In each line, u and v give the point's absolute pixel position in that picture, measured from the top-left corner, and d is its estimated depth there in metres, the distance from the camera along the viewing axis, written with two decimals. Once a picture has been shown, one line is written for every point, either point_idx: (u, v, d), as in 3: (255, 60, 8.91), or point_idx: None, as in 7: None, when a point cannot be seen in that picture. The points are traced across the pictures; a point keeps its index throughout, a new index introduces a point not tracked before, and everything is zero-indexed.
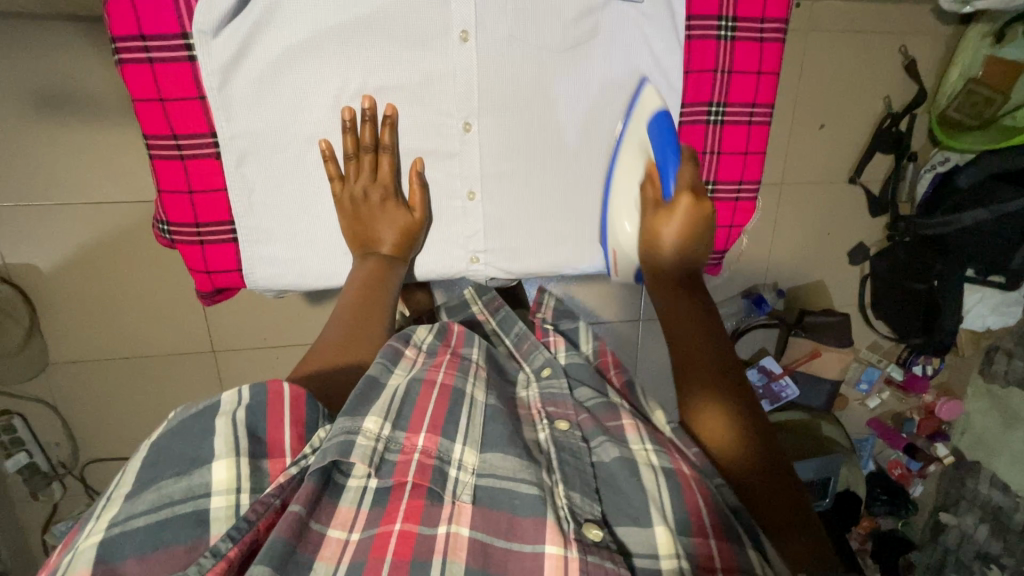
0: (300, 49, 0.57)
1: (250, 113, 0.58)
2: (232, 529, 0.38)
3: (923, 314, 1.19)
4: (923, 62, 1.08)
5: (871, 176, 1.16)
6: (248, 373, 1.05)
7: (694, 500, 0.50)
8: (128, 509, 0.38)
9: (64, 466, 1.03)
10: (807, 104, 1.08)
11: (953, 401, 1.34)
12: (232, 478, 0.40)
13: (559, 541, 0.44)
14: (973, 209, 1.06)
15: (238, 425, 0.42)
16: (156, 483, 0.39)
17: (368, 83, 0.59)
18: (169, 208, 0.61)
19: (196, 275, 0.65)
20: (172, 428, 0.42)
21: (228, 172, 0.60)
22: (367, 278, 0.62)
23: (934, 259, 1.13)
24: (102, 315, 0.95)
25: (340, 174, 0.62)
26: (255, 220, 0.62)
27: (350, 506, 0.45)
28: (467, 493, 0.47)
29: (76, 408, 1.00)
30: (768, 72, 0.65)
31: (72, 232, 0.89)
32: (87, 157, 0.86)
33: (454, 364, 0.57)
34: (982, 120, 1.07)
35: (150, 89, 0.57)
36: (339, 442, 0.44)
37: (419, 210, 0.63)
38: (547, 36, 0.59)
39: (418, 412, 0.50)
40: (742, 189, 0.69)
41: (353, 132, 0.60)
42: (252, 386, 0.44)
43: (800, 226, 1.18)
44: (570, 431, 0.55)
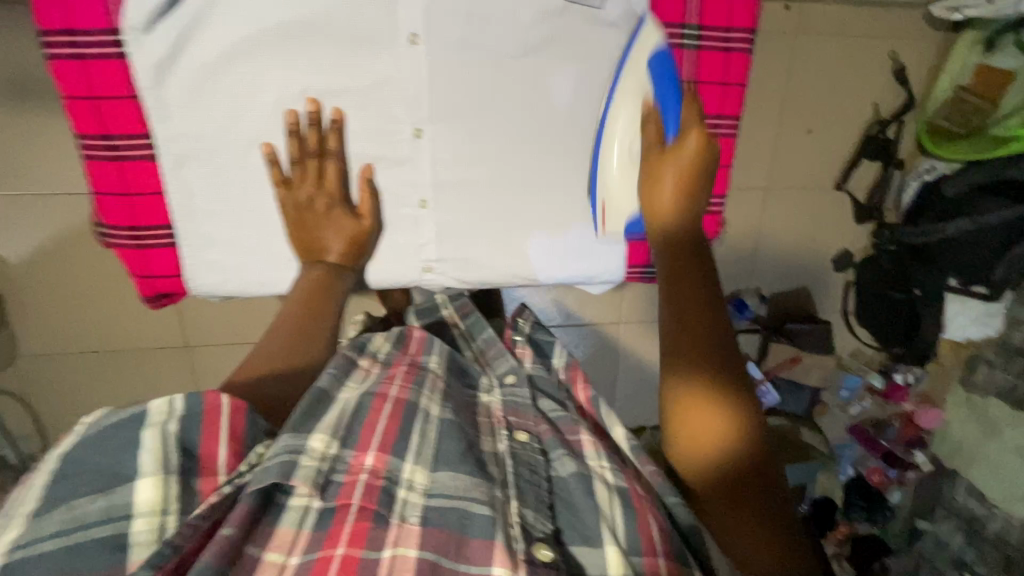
0: (238, 51, 0.57)
1: (189, 114, 0.59)
2: (154, 557, 0.38)
3: (903, 323, 1.18)
4: (914, 68, 1.06)
5: (857, 183, 1.15)
6: (221, 369, 1.04)
7: (647, 526, 0.49)
8: (36, 531, 0.38)
9: (34, 460, 1.03)
10: (792, 109, 1.06)
11: (932, 410, 1.34)
12: (158, 499, 0.41)
13: (507, 566, 0.43)
14: (956, 218, 1.05)
15: (168, 441, 0.43)
16: (67, 503, 0.40)
17: (311, 87, 0.59)
18: (106, 210, 0.63)
19: (137, 279, 0.66)
20: (87, 441, 0.42)
21: (166, 174, 0.61)
22: (312, 286, 0.62)
23: (915, 268, 1.14)
24: (68, 309, 0.94)
25: (285, 179, 0.62)
26: (196, 225, 0.63)
27: (290, 528, 0.44)
28: (415, 515, 0.45)
29: (45, 402, 0.99)
30: (734, 83, 0.67)
31: (37, 224, 0.87)
32: (52, 147, 0.84)
33: (409, 376, 0.55)
34: (970, 128, 1.06)
35: (82, 89, 0.58)
36: (281, 462, 0.43)
37: (367, 217, 0.64)
38: (495, 45, 0.60)
39: (367, 429, 0.49)
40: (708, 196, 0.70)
41: (297, 135, 0.60)
42: (186, 398, 0.45)
43: (784, 232, 1.17)
44: (528, 443, 0.55)
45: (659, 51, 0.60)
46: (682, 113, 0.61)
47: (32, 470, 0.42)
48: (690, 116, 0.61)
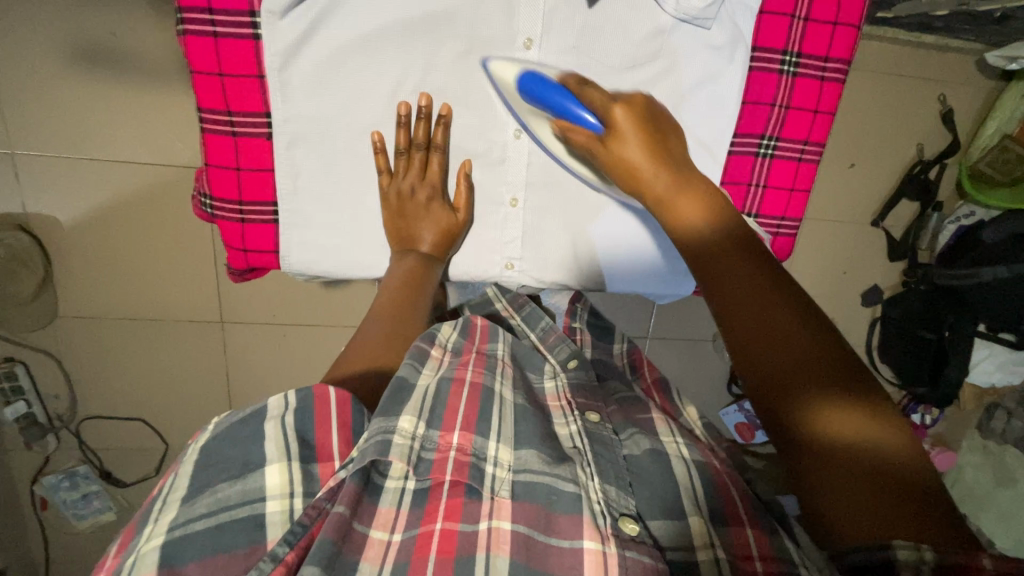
0: (363, 40, 0.56)
1: (307, 96, 0.57)
2: (288, 534, 0.40)
3: (930, 362, 1.19)
4: (961, 113, 1.08)
5: (894, 221, 1.16)
6: (255, 346, 1.04)
7: (726, 488, 0.51)
8: (186, 513, 0.39)
9: (61, 420, 1.03)
10: (840, 142, 1.08)
11: (947, 452, 1.31)
12: (286, 482, 0.42)
13: (597, 537, 0.45)
14: (993, 265, 1.05)
15: (289, 432, 0.44)
16: (210, 487, 0.41)
17: (427, 82, 0.58)
18: (214, 182, 0.60)
19: (231, 251, 0.63)
20: (222, 431, 0.44)
21: (277, 154, 0.59)
22: (405, 276, 0.62)
23: (947, 311, 1.14)
24: (115, 274, 0.95)
25: (389, 169, 0.61)
26: (297, 205, 0.61)
27: (390, 507, 0.47)
28: (505, 489, 0.48)
29: (82, 362, 1.00)
30: (825, 113, 0.61)
31: (96, 188, 0.89)
32: (120, 115, 0.85)
33: (480, 361, 0.58)
34: (1012, 178, 1.06)
35: (211, 62, 0.56)
36: (376, 441, 0.45)
37: (462, 211, 0.63)
38: (611, 54, 0.57)
39: (450, 410, 0.52)
40: (783, 225, 0.64)
41: (407, 128, 0.59)
42: (297, 390, 0.46)
43: (818, 262, 1.18)
44: (600, 423, 0.57)
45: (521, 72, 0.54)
46: (572, 90, 0.53)
47: (178, 457, 0.44)
48: (581, 88, 0.53)
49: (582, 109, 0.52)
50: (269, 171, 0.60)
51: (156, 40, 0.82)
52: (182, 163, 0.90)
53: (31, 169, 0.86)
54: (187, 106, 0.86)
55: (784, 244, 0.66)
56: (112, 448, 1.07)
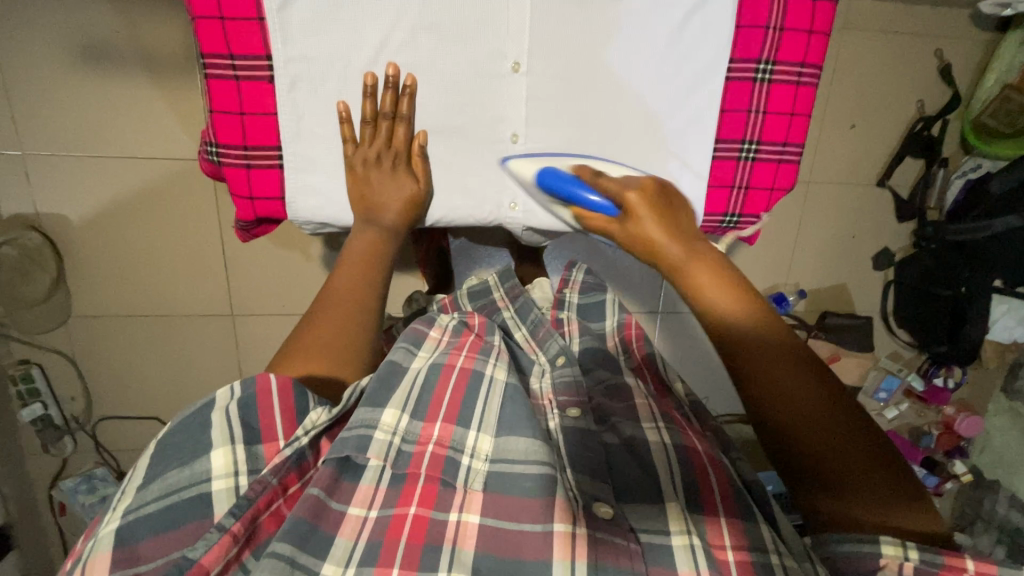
0: None
1: (307, 36, 0.57)
2: (233, 507, 0.45)
3: (947, 323, 1.17)
4: (958, 67, 1.08)
5: (899, 181, 1.15)
6: (267, 338, 1.05)
7: (706, 478, 0.56)
8: (139, 499, 0.44)
9: (76, 422, 1.03)
10: (839, 100, 1.07)
11: (973, 418, 1.30)
12: (230, 462, 0.47)
13: (566, 520, 0.49)
14: (1003, 215, 1.04)
15: (232, 419, 0.48)
16: (160, 475, 0.45)
17: (424, 16, 0.57)
18: (218, 128, 0.59)
19: (238, 202, 0.62)
20: (174, 425, 0.48)
21: (280, 97, 0.58)
22: (367, 248, 0.63)
23: (963, 266, 1.12)
24: (125, 271, 0.96)
25: (354, 139, 0.61)
26: (301, 147, 0.61)
27: (370, 484, 0.52)
28: (479, 482, 0.53)
29: (97, 362, 1.01)
30: (820, 31, 0.60)
31: (105, 184, 0.90)
32: (127, 112, 0.87)
33: (475, 347, 0.64)
34: (1016, 128, 1.05)
35: (212, 6, 0.55)
36: (358, 436, 0.51)
37: (422, 182, 0.63)
38: None
39: (435, 400, 0.58)
40: (787, 150, 0.63)
41: (373, 99, 0.59)
42: (244, 382, 0.50)
43: (826, 228, 1.17)
44: (580, 418, 0.60)
45: (542, 169, 0.57)
46: (584, 183, 0.54)
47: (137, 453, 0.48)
48: (597, 180, 0.55)
49: (590, 193, 0.53)
50: (272, 116, 0.59)
51: (160, 34, 0.84)
52: (187, 156, 0.91)
53: (41, 168, 0.88)
54: (191, 97, 0.88)
55: (788, 171, 0.65)
56: (130, 447, 1.08)
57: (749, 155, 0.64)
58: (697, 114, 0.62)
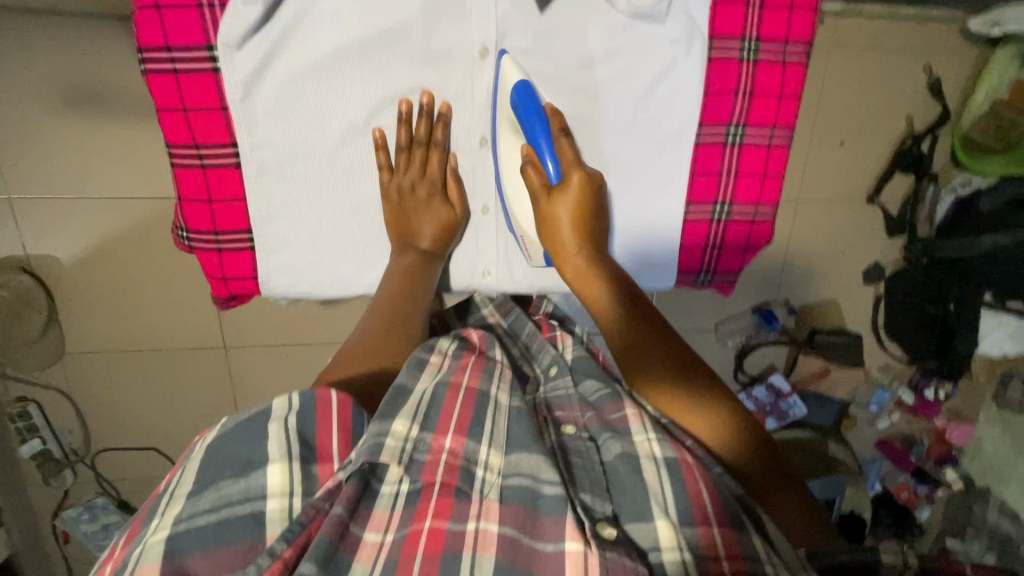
0: (323, 65, 0.61)
1: (272, 124, 0.63)
2: (287, 532, 0.42)
3: (938, 337, 1.19)
4: (948, 82, 1.06)
5: (890, 196, 1.14)
6: (261, 368, 1.06)
7: (695, 484, 0.50)
8: (191, 508, 0.42)
9: (76, 454, 1.06)
10: (828, 119, 1.06)
11: (964, 427, 1.34)
12: (285, 482, 0.44)
13: (579, 539, 0.45)
14: (993, 233, 1.07)
15: (290, 432, 0.46)
16: (215, 485, 0.43)
17: (392, 92, 0.63)
18: (188, 215, 0.66)
19: (213, 281, 0.69)
20: (223, 433, 0.46)
21: (247, 180, 0.64)
22: (405, 270, 0.66)
23: (951, 283, 1.14)
24: (117, 308, 0.97)
25: (390, 164, 0.66)
26: (273, 228, 0.66)
27: (384, 510, 0.47)
28: (493, 492, 0.49)
29: (95, 396, 1.02)
30: (790, 95, 0.65)
31: (92, 225, 0.91)
32: (111, 153, 0.87)
33: (479, 364, 0.59)
34: (1006, 143, 1.07)
35: (174, 100, 0.61)
36: (369, 445, 0.47)
37: (459, 208, 0.69)
38: (566, 57, 0.63)
39: (445, 414, 0.53)
40: (758, 211, 0.70)
41: (409, 124, 0.64)
42: (302, 392, 0.48)
43: (816, 244, 1.17)
44: (576, 435, 0.57)
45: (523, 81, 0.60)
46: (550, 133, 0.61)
47: (185, 454, 0.46)
48: (557, 138, 0.62)
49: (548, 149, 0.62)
50: (240, 200, 0.65)
51: (139, 75, 0.84)
52: (172, 195, 0.91)
53: (29, 212, 0.88)
54: None
55: (761, 229, 0.71)
56: (130, 477, 1.10)
57: (723, 216, 0.70)
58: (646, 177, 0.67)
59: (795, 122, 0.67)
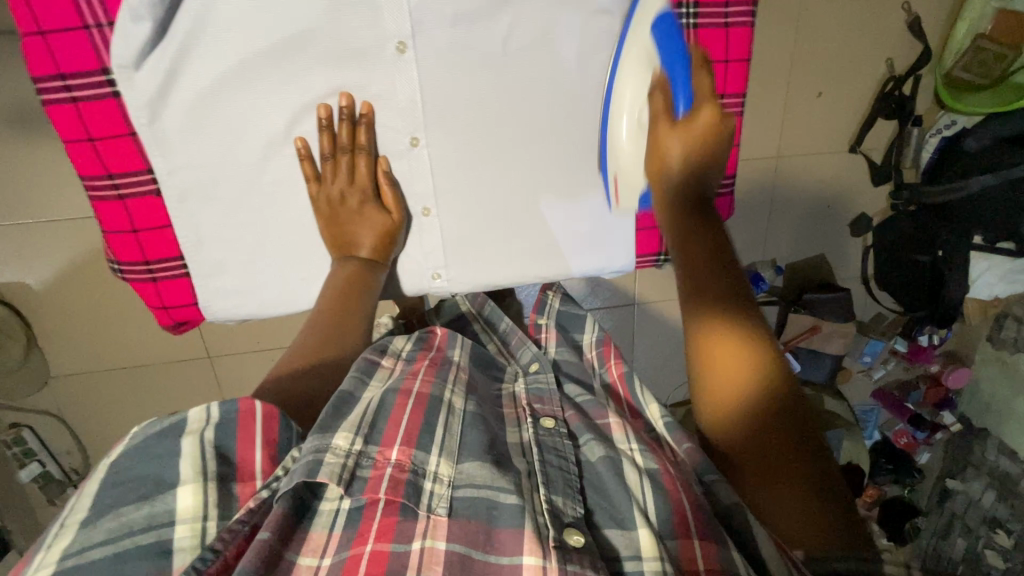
0: (232, 76, 0.59)
1: (186, 144, 0.62)
2: (198, 559, 0.40)
3: (927, 285, 1.16)
4: (928, 20, 1.01)
5: (873, 144, 1.10)
6: (246, 376, 1.06)
7: (678, 497, 0.53)
8: (83, 540, 0.39)
9: (77, 473, 1.09)
10: (805, 69, 1.02)
11: (960, 369, 1.31)
12: (199, 505, 0.42)
13: (537, 553, 0.46)
14: (979, 174, 1.03)
15: (207, 447, 0.45)
16: (114, 510, 0.40)
17: (310, 98, 0.62)
18: (117, 248, 0.67)
19: (155, 310, 0.72)
20: (133, 444, 0.44)
21: (170, 208, 0.65)
22: (345, 281, 0.65)
23: (939, 228, 1.10)
24: (93, 329, 0.96)
25: (317, 174, 0.65)
26: (203, 254, 0.68)
27: (322, 531, 0.48)
28: (441, 506, 0.49)
29: (85, 417, 1.04)
30: (735, 59, 0.66)
31: (56, 249, 0.89)
32: (62, 173, 0.84)
33: (431, 371, 0.62)
34: (993, 78, 1.01)
35: (78, 129, 0.61)
36: (306, 463, 0.46)
37: (395, 211, 0.67)
38: (490, 41, 0.61)
39: (391, 424, 0.54)
40: None
41: (331, 130, 0.63)
42: (222, 404, 0.47)
43: (801, 199, 1.14)
44: (555, 429, 0.60)
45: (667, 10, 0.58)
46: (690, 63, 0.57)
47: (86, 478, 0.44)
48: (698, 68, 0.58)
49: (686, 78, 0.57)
50: (164, 228, 0.66)
51: None
52: None
53: None
54: None
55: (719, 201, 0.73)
56: None
57: None
58: (574, 157, 0.67)
59: (744, 87, 0.68)
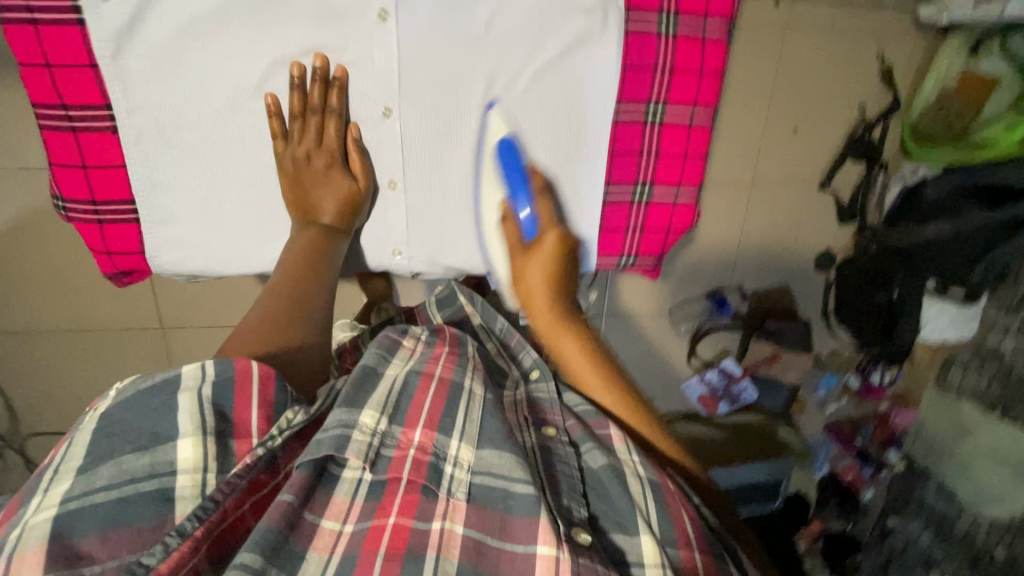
0: (204, 22, 0.59)
1: (148, 84, 0.61)
2: (199, 510, 0.46)
3: (881, 323, 1.20)
4: (900, 71, 1.06)
5: (841, 182, 1.15)
6: (200, 352, 1.03)
7: (678, 513, 0.56)
8: (86, 485, 0.45)
9: (5, 438, 1.02)
10: (781, 103, 1.05)
11: (907, 410, 1.38)
12: (197, 457, 0.48)
13: (551, 543, 0.49)
14: (936, 221, 1.07)
15: (202, 404, 0.50)
16: (113, 459, 0.46)
17: (283, 54, 0.61)
18: (62, 183, 0.64)
19: (97, 255, 0.69)
20: (123, 402, 0.49)
21: (127, 148, 0.63)
22: (305, 248, 0.65)
23: (895, 269, 1.15)
24: (37, 288, 0.92)
25: (284, 133, 0.65)
26: (158, 201, 0.66)
27: (344, 498, 0.53)
28: (461, 491, 0.54)
29: (21, 380, 0.99)
30: (712, 72, 0.70)
31: (4, 200, 0.84)
32: (16, 123, 0.80)
33: (451, 358, 0.65)
34: (953, 134, 1.07)
35: (36, 52, 0.59)
36: (336, 435, 0.52)
37: (362, 179, 0.68)
38: (470, 23, 0.62)
39: (415, 405, 0.59)
40: (680, 192, 0.75)
41: (301, 89, 0.62)
42: (217, 364, 0.51)
43: (769, 231, 1.17)
44: (558, 437, 0.62)
45: (509, 136, 0.67)
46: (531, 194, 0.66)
47: (73, 430, 0.49)
48: (539, 196, 0.67)
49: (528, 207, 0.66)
50: (121, 168, 0.64)
51: None
52: None
53: None
54: None
55: (682, 211, 0.76)
56: None
57: (643, 198, 0.75)
58: (538, 146, 0.69)
59: (716, 100, 0.71)
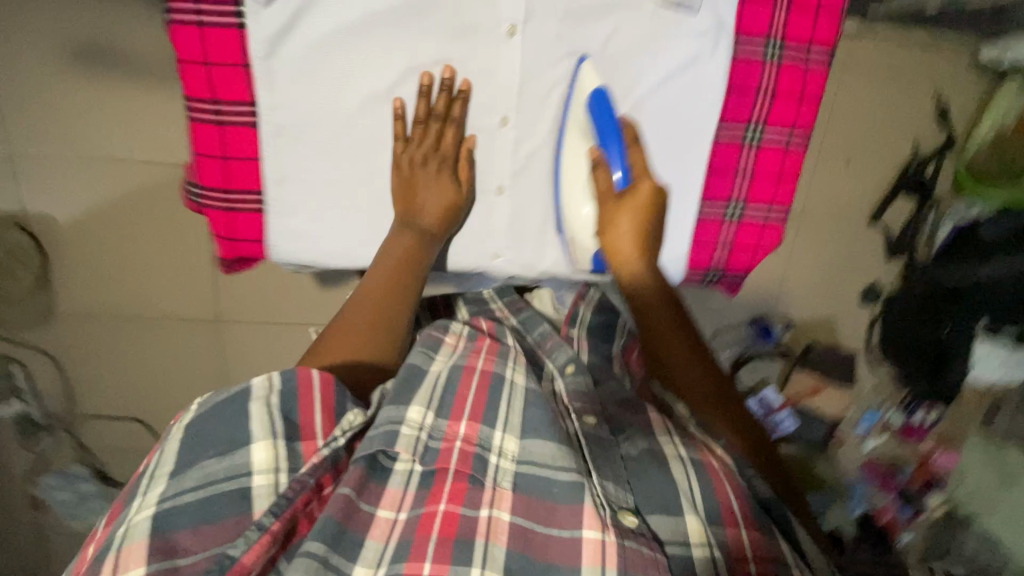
0: (350, 30, 0.63)
1: (292, 86, 0.65)
2: (274, 507, 0.49)
3: (932, 358, 1.18)
4: (956, 110, 1.08)
5: (893, 219, 1.15)
6: (251, 347, 1.05)
7: (724, 492, 0.60)
8: (176, 487, 0.49)
9: (55, 418, 1.05)
10: (833, 137, 1.07)
11: (950, 452, 1.29)
12: (269, 460, 0.51)
13: (596, 527, 0.53)
14: (988, 262, 1.07)
15: (271, 412, 0.52)
16: (198, 463, 0.50)
17: (416, 63, 0.65)
18: (201, 172, 0.68)
19: (221, 242, 0.71)
20: (205, 411, 0.52)
21: (264, 143, 0.67)
22: (403, 253, 0.68)
23: (949, 309, 1.13)
24: (106, 273, 0.95)
25: (406, 135, 0.68)
26: (282, 194, 0.69)
27: (397, 488, 0.55)
28: (507, 481, 0.56)
29: (78, 362, 1.01)
30: (810, 98, 0.72)
31: (87, 186, 0.89)
32: (110, 116, 0.85)
33: (493, 350, 0.69)
34: (1011, 173, 1.09)
35: (196, 52, 0.63)
36: (384, 433, 0.54)
37: (465, 185, 0.71)
38: (591, 40, 0.66)
39: (458, 399, 0.61)
40: (772, 211, 0.77)
41: (428, 97, 0.66)
42: (282, 375, 0.54)
43: (817, 260, 1.17)
44: (597, 427, 0.62)
45: (601, 86, 0.65)
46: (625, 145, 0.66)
47: (163, 437, 0.53)
48: (630, 147, 0.67)
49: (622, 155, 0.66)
50: (253, 160, 0.68)
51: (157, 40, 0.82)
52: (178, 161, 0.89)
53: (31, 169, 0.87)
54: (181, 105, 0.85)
55: (771, 230, 0.78)
56: (106, 448, 1.09)
57: (736, 215, 0.77)
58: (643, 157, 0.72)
59: (812, 126, 0.74)
